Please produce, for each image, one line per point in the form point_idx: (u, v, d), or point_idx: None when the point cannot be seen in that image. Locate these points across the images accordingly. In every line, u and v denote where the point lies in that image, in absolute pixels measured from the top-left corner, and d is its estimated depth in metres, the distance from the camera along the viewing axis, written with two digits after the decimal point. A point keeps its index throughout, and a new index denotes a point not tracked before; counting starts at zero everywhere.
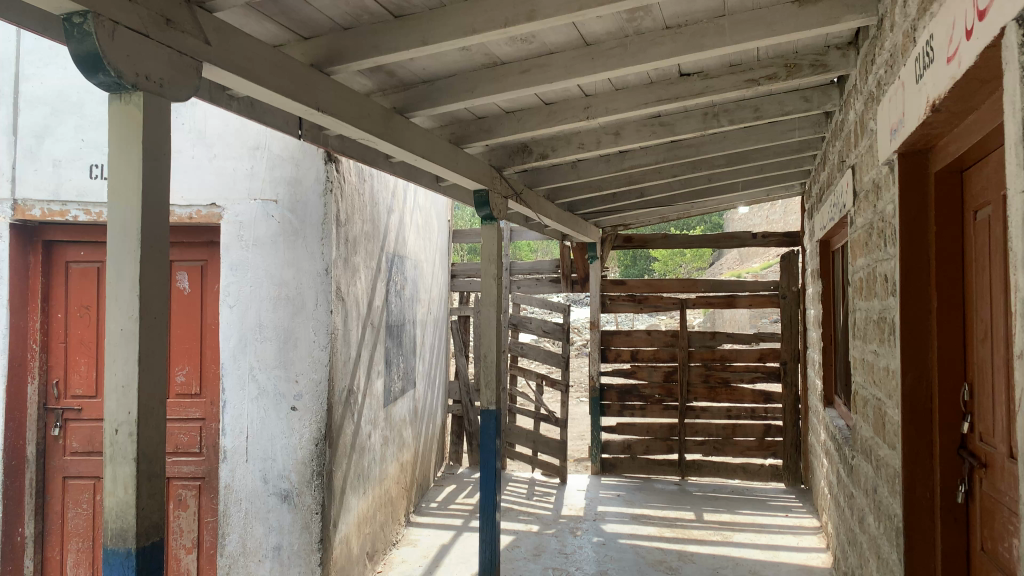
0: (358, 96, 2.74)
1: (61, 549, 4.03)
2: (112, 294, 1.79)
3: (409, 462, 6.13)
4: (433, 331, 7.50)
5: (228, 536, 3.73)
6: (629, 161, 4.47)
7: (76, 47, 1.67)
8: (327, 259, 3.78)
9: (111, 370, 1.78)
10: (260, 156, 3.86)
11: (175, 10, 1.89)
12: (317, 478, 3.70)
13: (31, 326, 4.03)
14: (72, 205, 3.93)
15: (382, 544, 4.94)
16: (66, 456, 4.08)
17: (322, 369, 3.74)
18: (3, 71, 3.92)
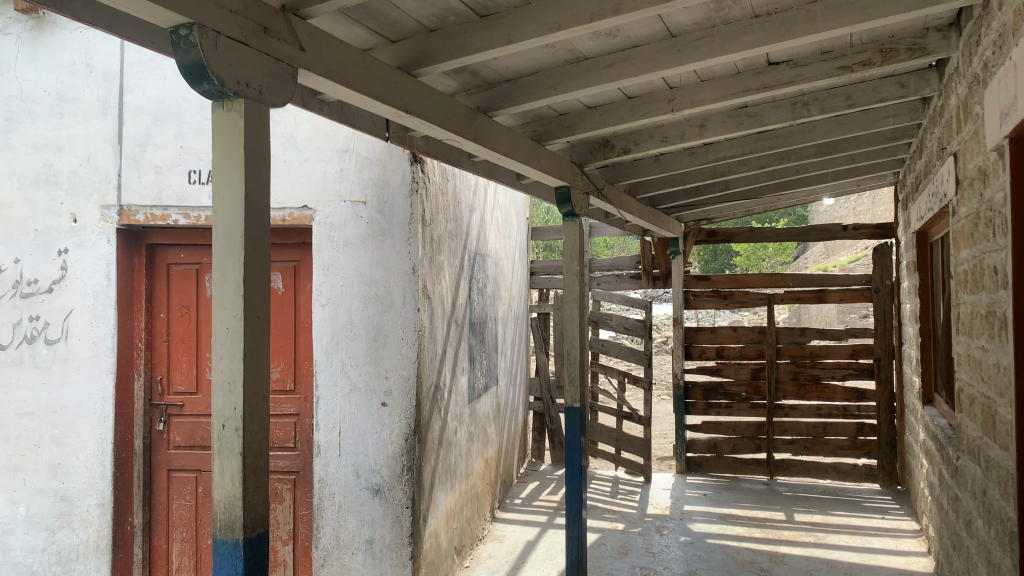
0: (444, 96, 2.77)
1: (167, 538, 4.25)
2: (219, 293, 1.87)
3: (493, 458, 6.18)
4: (514, 328, 7.53)
5: (322, 528, 3.84)
6: (714, 154, 4.39)
7: (182, 58, 1.75)
8: (414, 258, 3.83)
9: (218, 367, 1.86)
10: (349, 159, 3.96)
11: (272, 18, 1.96)
12: (407, 473, 3.77)
13: (137, 325, 4.24)
14: (173, 209, 4.11)
15: (469, 540, 4.99)
16: (171, 449, 4.28)
17: (411, 366, 3.79)
18: (109, 83, 4.14)
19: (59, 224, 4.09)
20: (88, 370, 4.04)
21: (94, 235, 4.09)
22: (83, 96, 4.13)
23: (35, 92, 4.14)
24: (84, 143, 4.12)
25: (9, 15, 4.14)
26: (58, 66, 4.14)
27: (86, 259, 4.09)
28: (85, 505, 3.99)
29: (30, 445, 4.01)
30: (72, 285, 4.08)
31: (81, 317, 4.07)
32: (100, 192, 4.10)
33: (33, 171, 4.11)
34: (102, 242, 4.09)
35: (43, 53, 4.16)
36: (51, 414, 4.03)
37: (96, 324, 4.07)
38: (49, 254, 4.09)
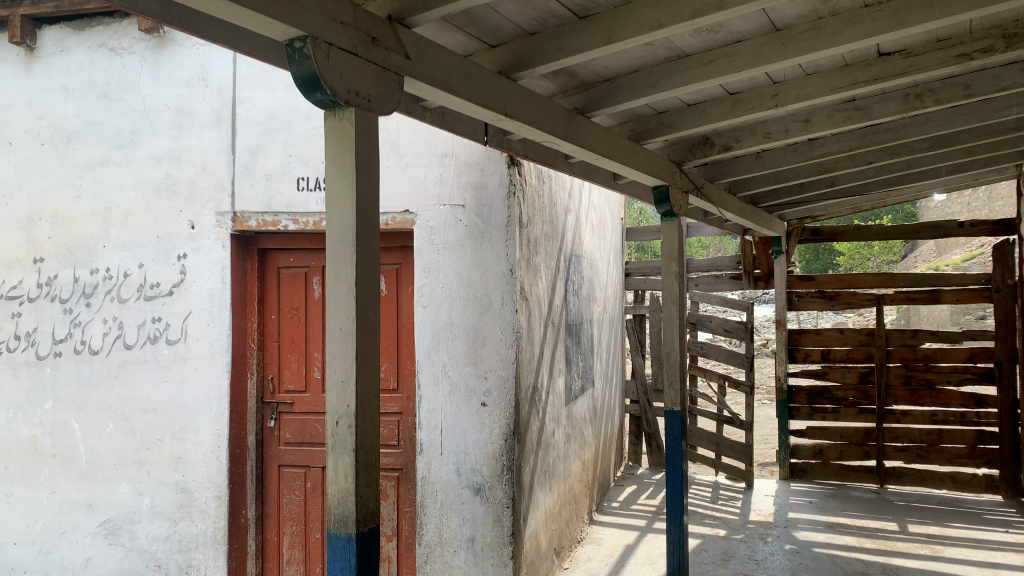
0: (542, 99, 2.79)
1: (278, 531, 4.42)
2: (332, 295, 1.93)
3: (591, 461, 6.17)
4: (609, 330, 7.49)
5: (425, 526, 3.91)
6: (820, 149, 4.24)
7: (297, 70, 1.82)
8: (511, 260, 3.86)
9: (332, 366, 1.92)
10: (448, 163, 4.04)
11: (380, 28, 2.02)
12: (507, 473, 3.80)
13: (250, 326, 4.43)
14: (283, 215, 4.28)
15: (568, 541, 4.99)
16: (281, 446, 4.45)
17: (509, 367, 3.82)
18: (223, 96, 4.35)
19: (178, 230, 4.33)
20: (205, 369, 4.26)
21: (210, 240, 4.30)
22: (200, 108, 4.36)
23: (157, 107, 4.39)
24: (200, 153, 4.34)
25: (134, 35, 4.45)
26: (176, 81, 4.39)
27: (203, 264, 4.30)
28: (203, 498, 4.20)
29: (154, 440, 4.27)
30: (191, 289, 4.30)
31: (199, 319, 4.29)
32: (215, 200, 4.30)
33: (155, 181, 4.36)
34: (217, 247, 4.30)
35: (163, 69, 4.41)
36: (172, 410, 4.27)
37: (212, 325, 4.28)
38: (169, 259, 4.33)
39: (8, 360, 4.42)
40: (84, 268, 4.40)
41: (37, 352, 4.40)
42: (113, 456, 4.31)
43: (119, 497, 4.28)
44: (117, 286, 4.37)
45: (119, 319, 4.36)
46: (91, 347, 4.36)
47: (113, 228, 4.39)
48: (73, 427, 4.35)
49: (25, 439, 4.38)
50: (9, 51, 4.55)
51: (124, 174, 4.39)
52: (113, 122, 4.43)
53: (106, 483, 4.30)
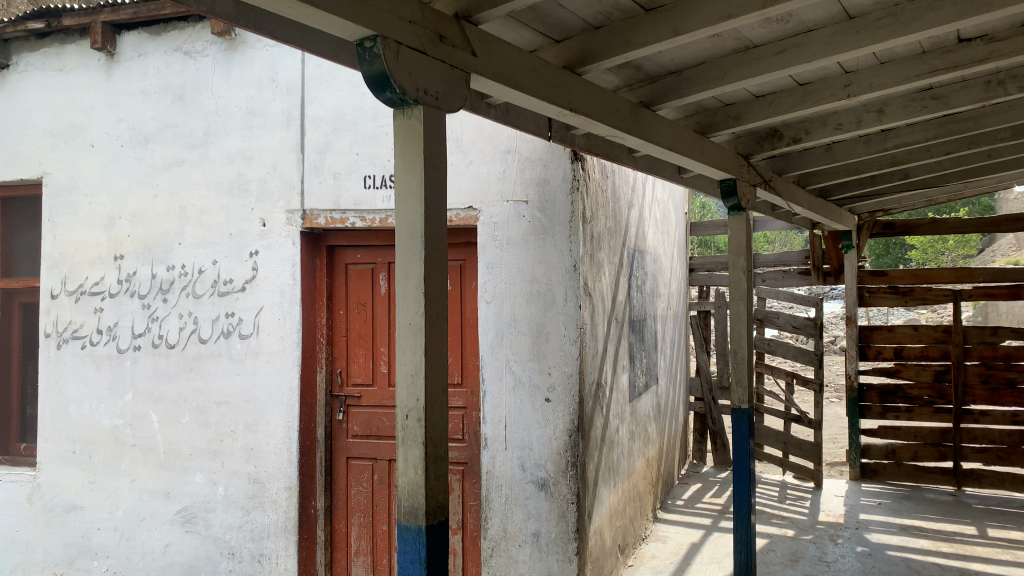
0: (607, 93, 2.77)
1: (346, 522, 4.50)
2: (402, 291, 1.96)
3: (654, 458, 6.13)
4: (673, 326, 7.41)
5: (490, 519, 3.94)
6: (893, 140, 4.11)
7: (368, 69, 1.85)
8: (575, 255, 3.85)
9: (402, 360, 1.95)
10: (512, 159, 4.04)
11: (447, 26, 2.04)
12: (572, 469, 3.80)
13: (319, 321, 4.52)
14: (350, 213, 4.35)
15: (632, 539, 4.96)
16: (349, 438, 4.53)
17: (573, 362, 3.82)
18: (292, 96, 4.44)
19: (250, 228, 4.45)
20: (277, 362, 4.37)
21: (281, 237, 4.41)
22: (270, 108, 4.46)
23: (229, 108, 4.52)
24: (271, 152, 4.45)
25: (207, 38, 4.58)
26: (247, 83, 4.51)
27: (274, 261, 4.41)
28: (275, 488, 4.31)
29: (228, 431, 4.41)
30: (262, 284, 4.42)
31: (271, 314, 4.40)
32: (286, 198, 4.41)
33: (227, 180, 4.49)
34: (288, 244, 4.40)
35: (235, 71, 4.53)
36: (245, 403, 4.39)
37: (283, 321, 4.38)
38: (242, 256, 4.45)
39: (91, 353, 4.63)
40: (161, 265, 4.58)
41: (118, 345, 4.60)
42: (189, 447, 4.46)
43: (194, 486, 4.43)
44: (192, 282, 4.52)
45: (194, 314, 4.50)
46: (168, 341, 4.53)
47: (188, 226, 4.54)
48: (152, 418, 4.53)
49: (107, 429, 4.59)
50: (90, 56, 4.75)
51: (198, 174, 4.54)
52: (187, 123, 4.57)
53: (183, 472, 4.45)
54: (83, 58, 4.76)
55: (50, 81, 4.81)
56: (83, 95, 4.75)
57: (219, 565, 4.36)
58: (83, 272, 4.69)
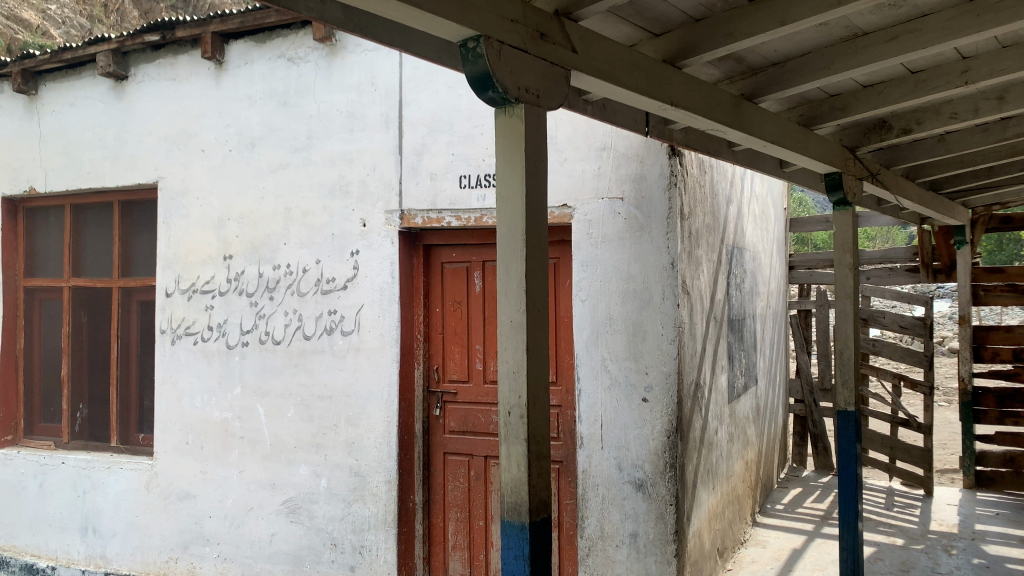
0: (708, 86, 2.72)
1: (443, 516, 4.51)
2: (503, 288, 1.98)
3: (754, 461, 5.99)
4: (772, 326, 7.21)
5: (587, 519, 3.92)
6: (1014, 128, 3.87)
7: (471, 69, 1.88)
8: (673, 253, 3.79)
9: (503, 357, 1.97)
10: (607, 156, 3.99)
11: (547, 24, 2.04)
12: (670, 469, 3.74)
13: (416, 318, 4.56)
14: (446, 213, 4.38)
15: (732, 542, 4.85)
16: (447, 433, 4.51)
17: (671, 362, 3.76)
18: (390, 99, 4.53)
19: (351, 228, 4.56)
20: (377, 359, 4.46)
21: (381, 237, 4.50)
22: (369, 112, 4.57)
23: (330, 111, 4.65)
24: (370, 155, 4.55)
25: (309, 45, 4.73)
26: (348, 87, 4.62)
27: (374, 259, 4.50)
28: (375, 481, 4.42)
29: (330, 425, 4.55)
30: (363, 283, 4.52)
31: (371, 311, 4.49)
32: (385, 199, 4.50)
33: (329, 182, 4.63)
34: (387, 243, 4.48)
35: (335, 76, 4.66)
36: (347, 397, 4.52)
37: (383, 318, 4.47)
38: (344, 255, 4.57)
39: (203, 349, 4.87)
40: (267, 264, 4.76)
41: (228, 341, 4.82)
42: (293, 439, 4.62)
43: (299, 478, 4.59)
44: (297, 281, 4.68)
45: (299, 311, 4.66)
46: (274, 338, 4.70)
47: (293, 227, 4.70)
48: (259, 411, 4.71)
49: (218, 421, 4.81)
50: (201, 65, 4.98)
51: (302, 176, 4.69)
52: (291, 127, 4.74)
53: (288, 464, 4.62)
54: (194, 67, 5.00)
55: (165, 90, 5.07)
56: (195, 103, 4.99)
57: (323, 555, 4.51)
58: (195, 271, 4.94)
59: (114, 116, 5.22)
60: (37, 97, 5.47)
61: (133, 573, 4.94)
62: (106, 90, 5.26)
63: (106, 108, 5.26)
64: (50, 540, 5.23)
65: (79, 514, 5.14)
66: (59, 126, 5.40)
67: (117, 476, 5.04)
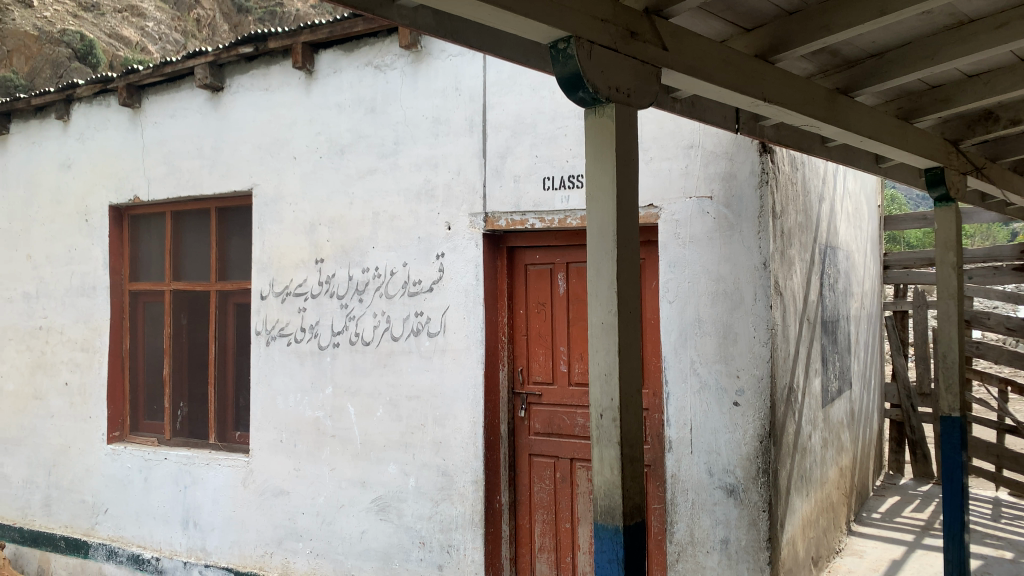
0: (802, 80, 2.64)
1: (529, 518, 4.51)
2: (594, 290, 1.97)
3: (849, 468, 5.79)
4: (867, 328, 6.96)
5: (676, 524, 3.87)
6: None
7: (561, 70, 1.88)
8: (764, 253, 3.70)
9: (595, 359, 1.96)
10: (695, 154, 3.91)
11: (638, 22, 2.02)
12: (763, 475, 3.65)
13: (500, 320, 4.56)
14: (530, 214, 4.37)
15: (827, 551, 4.70)
16: (532, 435, 4.51)
17: (764, 365, 3.67)
18: (474, 103, 4.56)
19: (436, 231, 4.62)
20: (462, 360, 4.50)
21: (465, 239, 4.53)
22: (454, 116, 4.62)
23: (416, 117, 4.73)
24: (455, 158, 4.60)
25: (395, 52, 4.81)
26: (433, 92, 4.69)
27: (458, 262, 4.54)
28: (462, 481, 4.45)
29: (418, 425, 4.62)
30: (448, 285, 4.56)
31: (456, 313, 4.53)
32: (469, 202, 4.53)
33: (416, 186, 4.70)
34: (471, 246, 4.51)
35: (421, 82, 4.73)
36: (434, 398, 4.58)
37: (467, 319, 4.49)
38: (429, 258, 4.63)
39: (296, 349, 5.03)
40: (356, 267, 4.88)
41: (319, 342, 4.96)
42: (382, 439, 4.72)
43: (388, 476, 4.68)
44: (385, 283, 4.77)
45: (387, 313, 4.75)
46: (364, 339, 4.82)
47: (381, 230, 4.80)
48: (349, 410, 4.84)
49: (310, 419, 4.95)
50: (292, 75, 5.14)
51: (389, 181, 4.79)
52: (378, 134, 4.84)
53: (377, 462, 4.72)
54: (286, 77, 5.16)
55: (258, 100, 5.26)
56: (287, 111, 5.16)
57: (412, 553, 4.58)
58: (288, 274, 5.10)
59: (211, 126, 5.45)
60: (140, 110, 5.75)
61: (231, 566, 5.13)
62: (203, 101, 5.49)
63: (203, 118, 5.49)
64: (154, 531, 5.49)
65: (181, 508, 5.38)
66: (160, 137, 5.66)
67: (215, 472, 5.25)
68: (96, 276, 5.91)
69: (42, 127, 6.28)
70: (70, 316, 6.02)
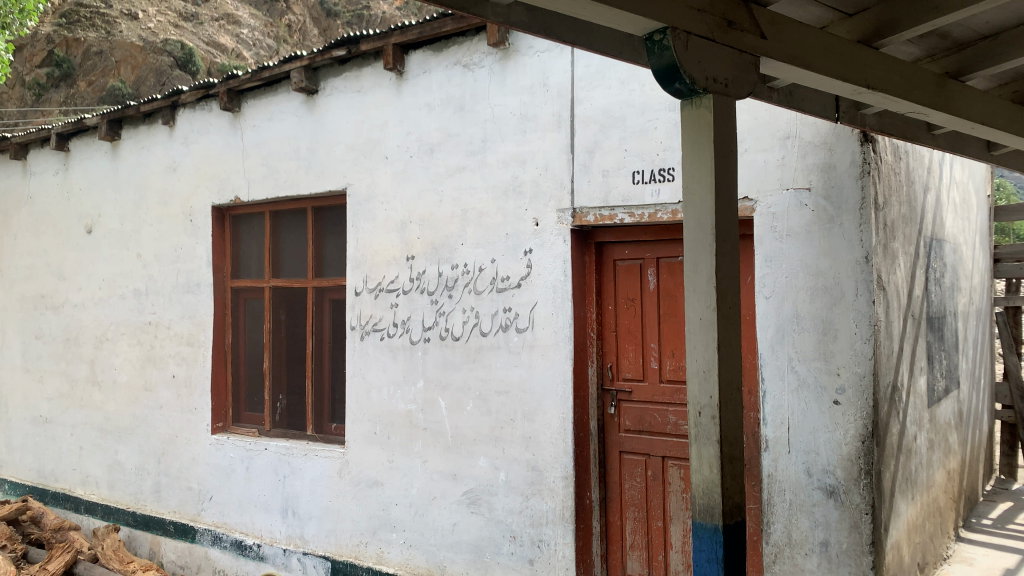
0: (909, 65, 2.53)
1: (620, 515, 4.47)
2: (691, 285, 2.02)
3: (957, 471, 5.52)
4: (976, 324, 6.61)
5: (773, 524, 3.79)
6: None
7: (656, 61, 1.92)
8: (866, 246, 3.55)
9: (693, 356, 2.02)
10: (792, 145, 3.79)
11: (735, 11, 2.00)
12: (865, 477, 3.51)
13: (589, 316, 4.54)
14: (619, 209, 4.31)
15: (933, 557, 4.49)
16: (622, 432, 4.47)
17: (866, 363, 3.53)
18: (563, 98, 4.54)
19: (525, 227, 4.63)
20: (552, 356, 4.50)
21: (553, 235, 4.52)
22: (542, 112, 4.61)
23: (505, 115, 4.75)
24: (543, 154, 4.60)
25: (483, 50, 4.84)
26: (521, 89, 4.69)
27: (547, 258, 4.54)
28: (552, 477, 4.46)
29: (508, 419, 4.65)
30: (537, 281, 4.57)
31: (545, 308, 4.53)
32: (557, 198, 4.52)
33: (504, 183, 4.73)
34: (560, 242, 4.50)
35: (509, 79, 4.74)
36: (523, 393, 4.60)
37: (556, 315, 4.49)
38: (517, 254, 4.65)
39: (389, 344, 5.16)
40: (446, 264, 4.95)
41: (411, 337, 5.06)
42: (473, 432, 4.78)
43: (479, 470, 4.73)
44: (474, 279, 4.82)
45: (476, 309, 4.80)
46: (454, 334, 4.88)
47: (470, 227, 4.85)
48: (441, 404, 4.92)
49: (403, 412, 5.07)
50: (383, 76, 5.25)
51: (478, 178, 4.83)
52: (467, 132, 4.89)
53: (468, 456, 4.78)
54: (378, 78, 5.28)
55: (352, 101, 5.40)
56: (378, 112, 5.27)
57: (503, 547, 4.62)
58: (381, 271, 5.23)
59: (307, 128, 5.62)
60: (240, 114, 5.98)
61: (328, 554, 5.29)
62: (299, 104, 5.66)
63: (299, 121, 5.67)
64: (256, 519, 5.71)
65: (280, 497, 5.58)
66: (259, 139, 5.88)
67: (313, 462, 5.43)
68: (200, 274, 6.19)
69: (150, 132, 6.62)
70: (177, 312, 6.33)
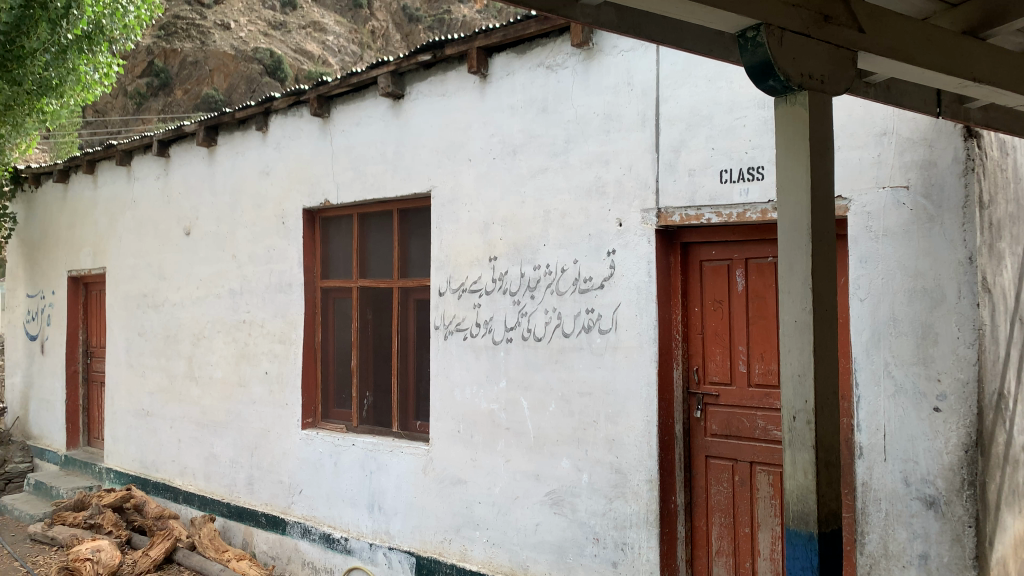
0: (1018, 57, 2.41)
1: (706, 520, 4.39)
2: (786, 287, 1.99)
3: None
4: None
5: (868, 535, 3.66)
6: None
7: (749, 58, 1.90)
8: (970, 247, 3.39)
9: (788, 359, 1.99)
10: (888, 142, 3.65)
11: (832, 5, 1.96)
12: (969, 488, 3.35)
13: (674, 318, 4.47)
14: (706, 209, 4.23)
15: None
16: (709, 437, 4.39)
17: (970, 369, 3.37)
18: (647, 98, 4.49)
19: (608, 228, 4.61)
20: (635, 358, 4.45)
21: (637, 236, 4.48)
22: (626, 112, 4.57)
23: (588, 115, 4.74)
24: (627, 154, 4.55)
25: (567, 51, 4.84)
26: (605, 89, 4.66)
27: (630, 258, 4.50)
28: (636, 480, 4.41)
29: (591, 421, 4.63)
30: (619, 282, 4.54)
31: (628, 310, 4.49)
32: (641, 198, 4.47)
33: (587, 183, 4.72)
34: (644, 242, 4.45)
35: (592, 80, 4.72)
36: (606, 394, 4.58)
37: (640, 317, 4.45)
38: (601, 255, 4.63)
39: (472, 344, 5.22)
40: (529, 265, 4.97)
41: (494, 337, 5.10)
42: (556, 433, 4.78)
43: (562, 471, 4.73)
44: (556, 280, 4.83)
45: (559, 310, 4.80)
46: (536, 334, 4.90)
47: (552, 228, 4.86)
48: (523, 404, 4.94)
49: (485, 411, 5.12)
50: (467, 79, 5.31)
51: (561, 179, 4.84)
52: (550, 133, 4.90)
53: (551, 456, 4.79)
54: (462, 81, 5.34)
55: (437, 105, 5.48)
56: (463, 115, 5.34)
57: (586, 548, 4.60)
58: (465, 272, 5.29)
59: (393, 132, 5.74)
60: (329, 119, 6.15)
61: (412, 549, 5.39)
62: (386, 108, 5.79)
63: (386, 125, 5.79)
64: (343, 513, 5.87)
65: (367, 492, 5.71)
66: (347, 143, 6.04)
67: (398, 458, 5.53)
68: (291, 274, 6.40)
69: (244, 138, 6.87)
70: (270, 311, 6.56)
